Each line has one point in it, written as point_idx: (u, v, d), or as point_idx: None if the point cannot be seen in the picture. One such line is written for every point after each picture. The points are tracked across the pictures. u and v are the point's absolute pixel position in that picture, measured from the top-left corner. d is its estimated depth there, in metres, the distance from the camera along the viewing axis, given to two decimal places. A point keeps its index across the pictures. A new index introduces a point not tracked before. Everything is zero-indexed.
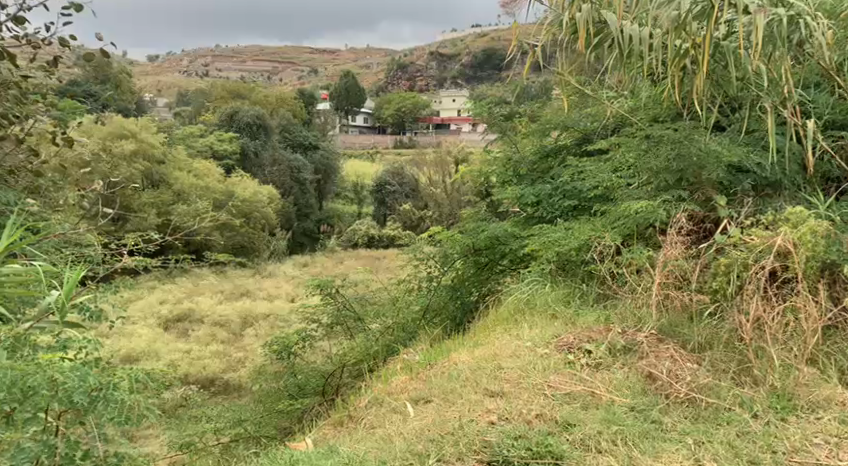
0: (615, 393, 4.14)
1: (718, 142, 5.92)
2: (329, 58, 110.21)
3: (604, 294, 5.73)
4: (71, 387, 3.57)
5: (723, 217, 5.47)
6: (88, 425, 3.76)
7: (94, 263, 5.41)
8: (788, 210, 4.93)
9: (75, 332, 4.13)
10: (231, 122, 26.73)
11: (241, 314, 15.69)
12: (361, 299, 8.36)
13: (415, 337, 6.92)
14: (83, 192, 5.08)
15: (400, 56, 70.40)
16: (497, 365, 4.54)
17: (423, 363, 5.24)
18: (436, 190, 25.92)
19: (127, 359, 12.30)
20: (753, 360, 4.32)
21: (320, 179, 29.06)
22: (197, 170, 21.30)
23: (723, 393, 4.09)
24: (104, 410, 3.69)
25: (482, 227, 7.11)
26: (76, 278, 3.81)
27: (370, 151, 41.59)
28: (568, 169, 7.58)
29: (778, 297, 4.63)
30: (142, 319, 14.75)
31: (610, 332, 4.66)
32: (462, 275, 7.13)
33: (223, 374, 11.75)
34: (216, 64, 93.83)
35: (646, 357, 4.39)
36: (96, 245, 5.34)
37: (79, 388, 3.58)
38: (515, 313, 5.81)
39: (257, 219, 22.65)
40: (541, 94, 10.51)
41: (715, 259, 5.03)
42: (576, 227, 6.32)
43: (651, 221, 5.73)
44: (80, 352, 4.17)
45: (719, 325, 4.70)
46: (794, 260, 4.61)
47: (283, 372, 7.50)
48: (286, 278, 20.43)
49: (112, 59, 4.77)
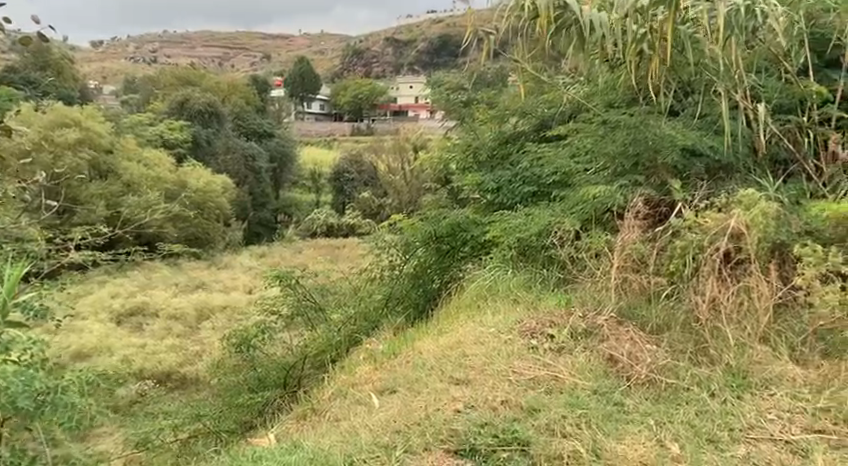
0: (578, 376, 4.21)
1: (672, 127, 6.04)
2: (283, 45, 109.35)
3: (564, 279, 5.81)
4: (14, 393, 3.74)
5: (679, 200, 5.55)
6: (34, 430, 4.20)
7: (36, 259, 5.37)
8: (740, 193, 5.05)
9: (17, 333, 4.09)
10: (182, 111, 26.41)
11: (197, 306, 15.60)
12: (322, 289, 8.38)
13: (378, 326, 6.94)
14: (23, 184, 5.00)
15: (354, 43, 70.14)
16: (461, 353, 4.60)
17: (386, 353, 5.27)
18: (394, 178, 25.88)
19: (80, 355, 12.20)
20: (710, 340, 4.42)
21: (275, 167, 28.92)
22: (148, 160, 21.04)
23: (682, 373, 4.17)
24: (52, 415, 4.01)
25: (442, 215, 7.18)
26: (15, 277, 3.96)
27: (325, 139, 41.41)
28: (527, 155, 7.66)
29: (732, 278, 4.75)
30: (93, 315, 14.61)
31: (572, 316, 4.74)
32: (423, 263, 7.15)
33: (179, 367, 11.72)
34: (166, 50, 92.61)
35: (607, 340, 4.48)
36: (38, 240, 5.26)
37: (22, 394, 3.76)
38: (478, 300, 5.86)
39: (211, 210, 22.49)
40: (498, 81, 10.55)
41: (671, 242, 5.14)
42: (536, 214, 6.40)
43: (609, 206, 5.83)
44: (23, 355, 4.17)
45: (676, 306, 4.80)
46: (748, 242, 4.74)
47: (245, 366, 7.50)
48: (243, 269, 20.32)
49: (50, 44, 4.57)
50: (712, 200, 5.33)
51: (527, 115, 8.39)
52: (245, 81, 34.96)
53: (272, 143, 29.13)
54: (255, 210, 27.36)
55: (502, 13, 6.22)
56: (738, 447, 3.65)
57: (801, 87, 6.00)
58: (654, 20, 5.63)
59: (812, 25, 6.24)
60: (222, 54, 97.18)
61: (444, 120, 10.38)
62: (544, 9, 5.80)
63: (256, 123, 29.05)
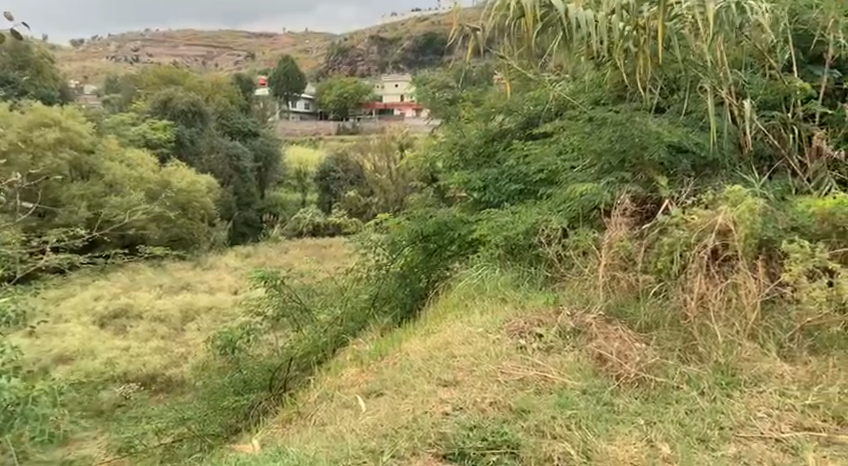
0: (567, 376, 4.17)
1: (658, 123, 6.02)
2: (268, 43, 108.96)
3: (552, 277, 5.77)
4: None
5: (666, 197, 5.52)
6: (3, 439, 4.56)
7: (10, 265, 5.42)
8: (726, 190, 5.02)
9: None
10: (165, 110, 26.24)
11: (182, 308, 15.50)
12: (307, 289, 8.32)
13: (364, 326, 6.88)
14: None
15: (339, 42, 69.92)
16: (449, 354, 4.55)
17: (373, 354, 5.22)
18: (380, 177, 25.82)
19: (63, 358, 12.11)
20: (699, 337, 4.39)
21: (260, 167, 28.80)
22: (130, 160, 20.85)
23: (670, 371, 4.14)
24: (20, 426, 4.39)
25: (428, 214, 7.13)
26: None
27: (310, 139, 41.26)
28: (514, 153, 7.62)
29: (720, 275, 4.72)
30: (76, 317, 14.52)
31: (560, 315, 4.70)
32: (410, 262, 7.09)
33: (164, 370, 11.65)
34: (149, 51, 92.03)
35: (596, 339, 4.44)
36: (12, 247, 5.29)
37: None
38: (465, 299, 5.81)
39: (195, 211, 22.38)
40: (485, 79, 10.51)
41: (660, 239, 5.11)
42: (523, 212, 6.36)
43: (596, 203, 5.79)
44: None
45: (664, 303, 4.76)
46: (735, 238, 4.72)
47: (231, 368, 7.45)
48: (227, 269, 20.24)
49: (25, 41, 4.48)
50: (700, 197, 5.30)
51: (513, 113, 8.36)
52: (229, 80, 34.78)
53: (257, 142, 29.00)
54: (240, 210, 27.26)
55: (487, 11, 6.20)
56: (729, 447, 3.62)
57: (786, 83, 5.98)
58: (640, 16, 5.62)
59: (795, 21, 6.22)
60: (205, 53, 96.73)
61: (429, 118, 10.33)
62: (529, 8, 5.78)
63: (240, 122, 28.92)
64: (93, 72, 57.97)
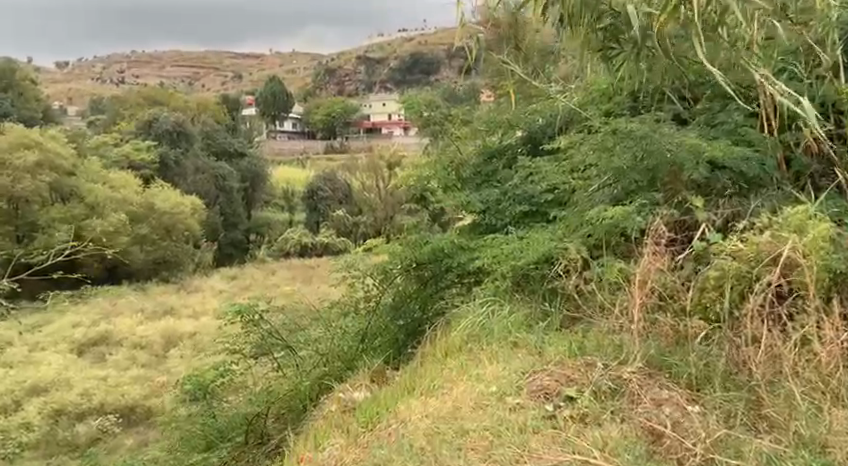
0: (614, 460, 3.28)
1: (689, 136, 5.17)
2: (255, 64, 107.82)
3: (572, 316, 4.89)
4: None
5: (702, 222, 4.71)
6: None
7: None
8: (788, 212, 4.18)
9: None
10: (148, 130, 25.25)
11: (164, 333, 14.54)
12: (288, 321, 7.38)
13: (352, 368, 5.92)
14: None
15: (327, 62, 68.97)
16: (459, 429, 3.63)
17: (362, 414, 4.28)
18: (369, 195, 24.92)
19: (36, 390, 11.13)
20: (770, 403, 3.54)
21: (246, 187, 27.95)
22: (112, 183, 19.47)
23: (745, 450, 3.27)
24: None
25: (423, 239, 6.20)
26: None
27: (299, 158, 40.35)
28: (519, 171, 6.76)
29: (785, 319, 3.89)
30: (52, 345, 13.59)
31: (593, 372, 3.83)
32: (404, 291, 6.19)
33: (145, 400, 10.68)
34: (132, 75, 90.78)
35: (640, 405, 3.59)
36: None
37: None
38: (470, 340, 4.85)
39: (179, 233, 21.45)
40: (474, 97, 9.56)
41: (701, 272, 4.30)
42: (534, 238, 5.49)
43: (625, 230, 4.93)
44: None
45: (715, 353, 3.93)
46: (803, 272, 3.89)
47: (203, 414, 6.52)
48: (213, 292, 19.23)
49: None
50: (749, 220, 4.46)
51: (515, 128, 7.56)
52: (215, 99, 33.82)
53: (243, 162, 27.99)
54: (226, 231, 26.45)
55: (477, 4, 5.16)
56: None
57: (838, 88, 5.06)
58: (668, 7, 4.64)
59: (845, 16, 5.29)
60: (192, 74, 96.06)
61: (422, 137, 9.38)
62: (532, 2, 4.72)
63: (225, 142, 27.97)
64: (77, 94, 56.84)
